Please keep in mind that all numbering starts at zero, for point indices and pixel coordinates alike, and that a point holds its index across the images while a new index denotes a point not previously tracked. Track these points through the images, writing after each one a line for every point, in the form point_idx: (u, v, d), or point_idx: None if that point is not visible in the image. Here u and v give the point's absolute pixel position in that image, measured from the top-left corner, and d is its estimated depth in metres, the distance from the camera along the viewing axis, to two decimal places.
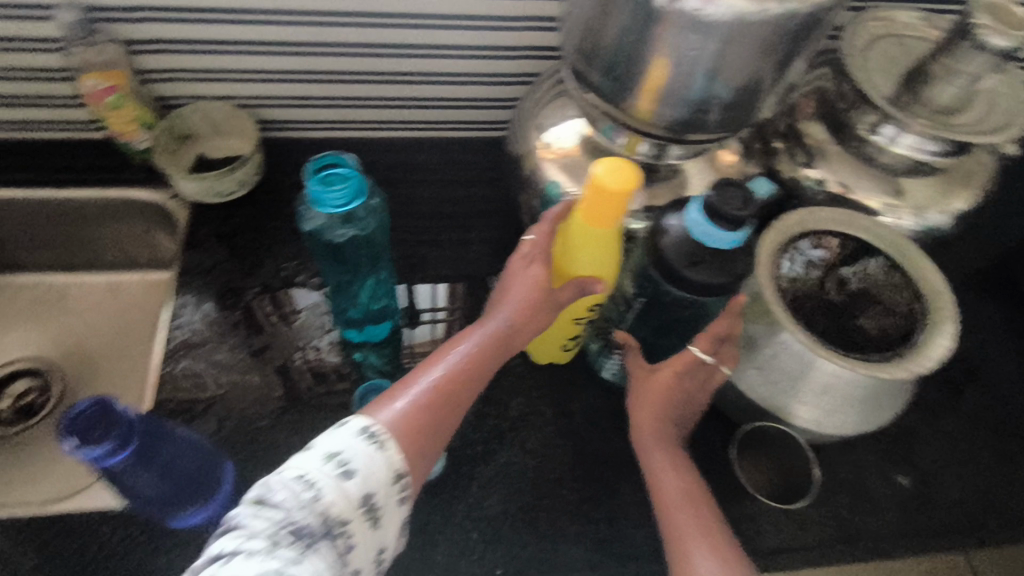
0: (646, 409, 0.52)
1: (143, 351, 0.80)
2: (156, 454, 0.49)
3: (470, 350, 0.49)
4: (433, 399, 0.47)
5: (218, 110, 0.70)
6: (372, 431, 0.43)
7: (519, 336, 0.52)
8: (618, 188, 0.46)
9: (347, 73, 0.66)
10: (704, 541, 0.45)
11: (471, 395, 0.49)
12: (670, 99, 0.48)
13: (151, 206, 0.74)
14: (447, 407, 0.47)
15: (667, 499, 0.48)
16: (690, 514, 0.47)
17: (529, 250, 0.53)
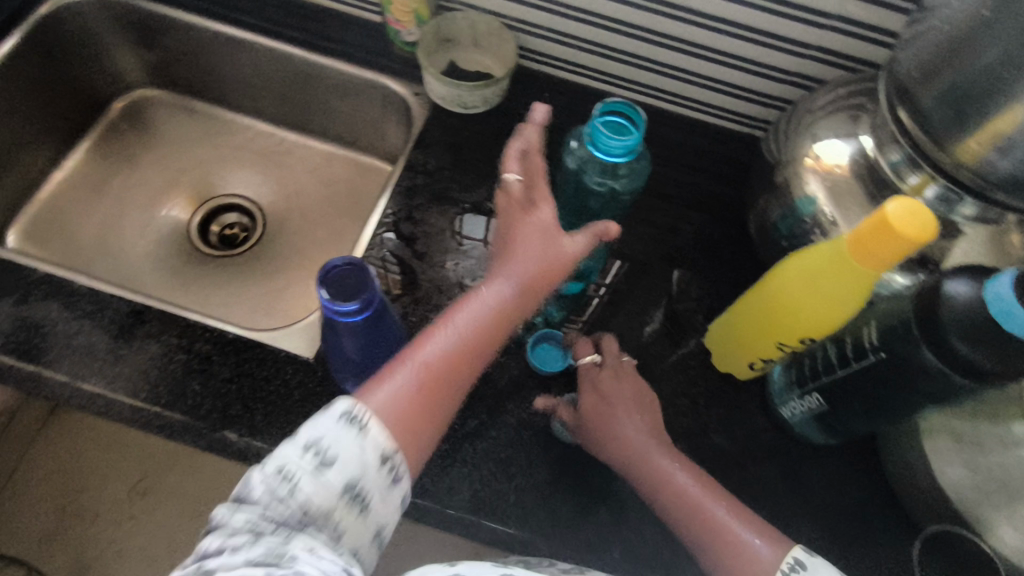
0: (620, 445, 0.52)
1: (339, 223, 0.87)
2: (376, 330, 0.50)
3: (459, 334, 0.47)
4: (438, 369, 0.46)
5: (486, 24, 0.70)
6: (353, 414, 0.41)
7: (526, 304, 0.50)
8: (904, 236, 0.40)
9: (625, 24, 0.65)
10: (738, 519, 0.48)
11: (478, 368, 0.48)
12: (1012, 151, 0.42)
13: (394, 97, 0.78)
14: (438, 390, 0.46)
15: (684, 492, 0.50)
16: (706, 529, 0.48)
17: (526, 196, 0.51)
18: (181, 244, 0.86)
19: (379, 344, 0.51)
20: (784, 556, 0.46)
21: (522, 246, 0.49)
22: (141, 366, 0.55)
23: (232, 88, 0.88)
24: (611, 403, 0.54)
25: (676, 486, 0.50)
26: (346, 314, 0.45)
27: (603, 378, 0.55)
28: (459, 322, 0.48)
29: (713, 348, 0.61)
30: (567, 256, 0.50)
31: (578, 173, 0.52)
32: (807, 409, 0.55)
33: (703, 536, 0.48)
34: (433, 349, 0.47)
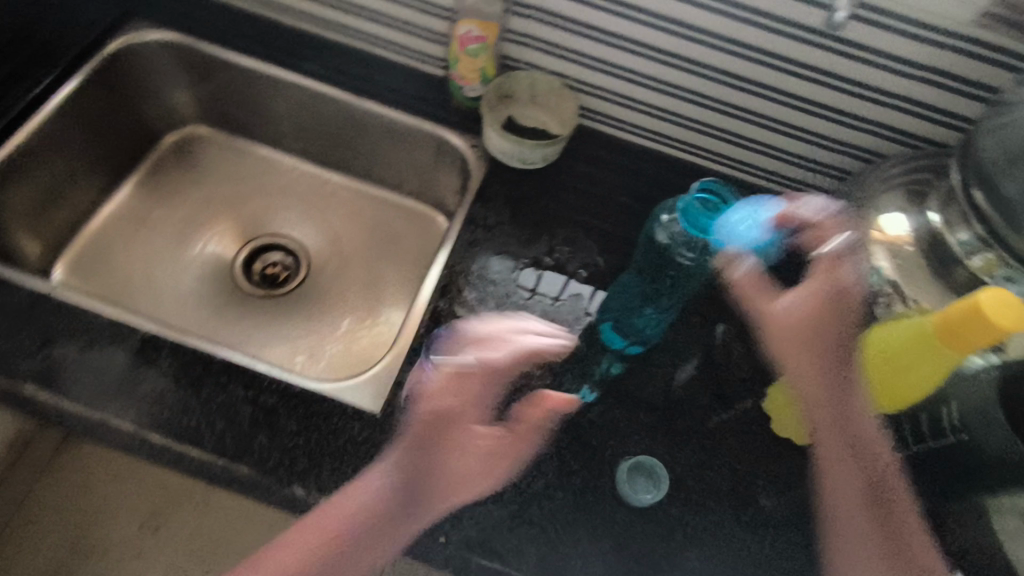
0: (811, 381, 0.52)
1: (383, 267, 0.87)
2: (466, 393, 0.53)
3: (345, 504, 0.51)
4: (382, 500, 0.51)
5: (547, 84, 0.72)
6: None
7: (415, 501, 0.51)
8: (1000, 325, 0.41)
9: (689, 92, 0.68)
10: (908, 517, 0.49)
11: (379, 552, 0.50)
12: None
13: (450, 148, 0.79)
14: (346, 539, 0.50)
15: (860, 467, 0.51)
16: (872, 543, 0.48)
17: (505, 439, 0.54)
18: (225, 282, 0.85)
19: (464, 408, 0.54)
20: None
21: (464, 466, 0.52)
22: (208, 418, 0.55)
23: (283, 130, 0.89)
24: (823, 340, 0.53)
25: (852, 473, 0.50)
26: None
27: (828, 304, 0.54)
28: (375, 487, 0.52)
29: (775, 413, 0.62)
30: (464, 474, 0.52)
31: (670, 248, 0.62)
32: None
33: (856, 545, 0.49)
34: (366, 496, 0.51)
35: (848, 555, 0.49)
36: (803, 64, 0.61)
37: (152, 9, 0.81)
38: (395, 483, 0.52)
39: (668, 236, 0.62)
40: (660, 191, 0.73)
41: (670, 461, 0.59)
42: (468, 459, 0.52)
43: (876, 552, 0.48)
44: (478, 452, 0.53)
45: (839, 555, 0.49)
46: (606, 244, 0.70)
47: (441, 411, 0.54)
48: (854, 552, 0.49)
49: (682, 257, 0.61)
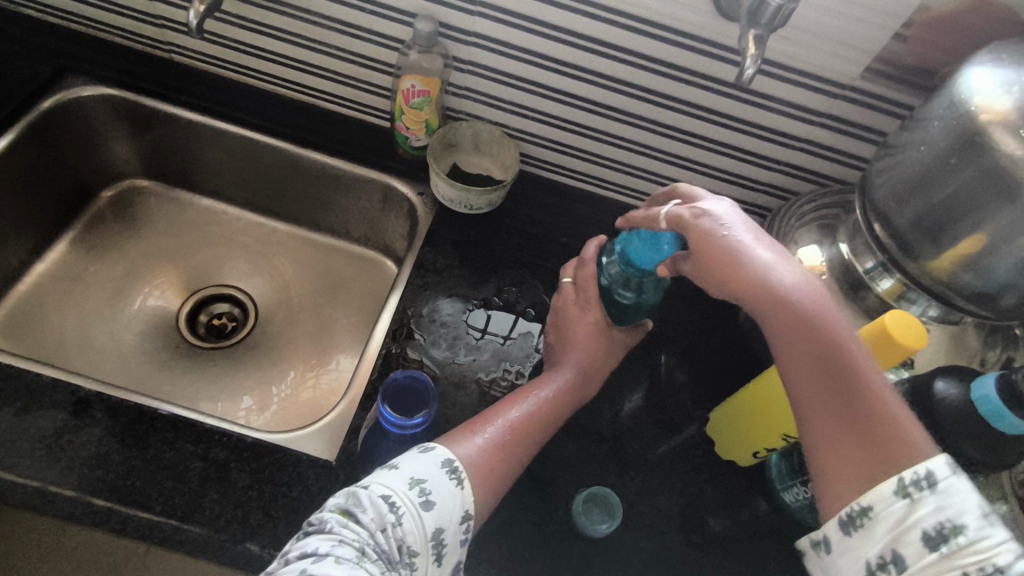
0: (742, 287, 0.50)
1: (333, 312, 0.87)
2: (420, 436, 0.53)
3: (516, 418, 0.54)
4: (555, 399, 0.57)
5: (488, 133, 0.75)
6: (453, 465, 0.48)
7: (585, 388, 0.60)
8: (901, 342, 0.46)
9: (622, 138, 0.73)
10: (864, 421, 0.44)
11: (537, 443, 0.54)
12: (974, 269, 0.50)
13: (397, 195, 0.81)
14: (517, 446, 0.52)
15: (813, 387, 0.46)
16: (837, 420, 0.44)
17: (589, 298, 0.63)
18: (168, 335, 0.83)
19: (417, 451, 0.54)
20: (915, 468, 0.41)
21: (557, 381, 0.58)
22: (155, 477, 0.53)
23: (228, 181, 0.89)
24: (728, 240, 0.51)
25: (808, 363, 0.46)
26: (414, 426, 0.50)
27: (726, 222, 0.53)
28: (520, 408, 0.55)
29: (717, 436, 0.64)
30: (574, 390, 0.59)
31: (604, 286, 0.63)
32: (810, 496, 0.59)
33: (830, 438, 0.44)
34: (544, 394, 0.56)
35: (831, 464, 0.44)
36: (721, 112, 0.67)
37: (91, 65, 0.81)
38: (583, 371, 0.59)
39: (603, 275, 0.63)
40: (599, 231, 0.78)
41: (624, 490, 0.62)
42: (592, 338, 0.61)
43: (850, 440, 0.43)
44: (596, 333, 0.62)
45: (821, 458, 0.44)
46: (551, 283, 0.73)
47: (585, 305, 0.63)
48: (837, 457, 0.44)
49: (619, 296, 0.62)
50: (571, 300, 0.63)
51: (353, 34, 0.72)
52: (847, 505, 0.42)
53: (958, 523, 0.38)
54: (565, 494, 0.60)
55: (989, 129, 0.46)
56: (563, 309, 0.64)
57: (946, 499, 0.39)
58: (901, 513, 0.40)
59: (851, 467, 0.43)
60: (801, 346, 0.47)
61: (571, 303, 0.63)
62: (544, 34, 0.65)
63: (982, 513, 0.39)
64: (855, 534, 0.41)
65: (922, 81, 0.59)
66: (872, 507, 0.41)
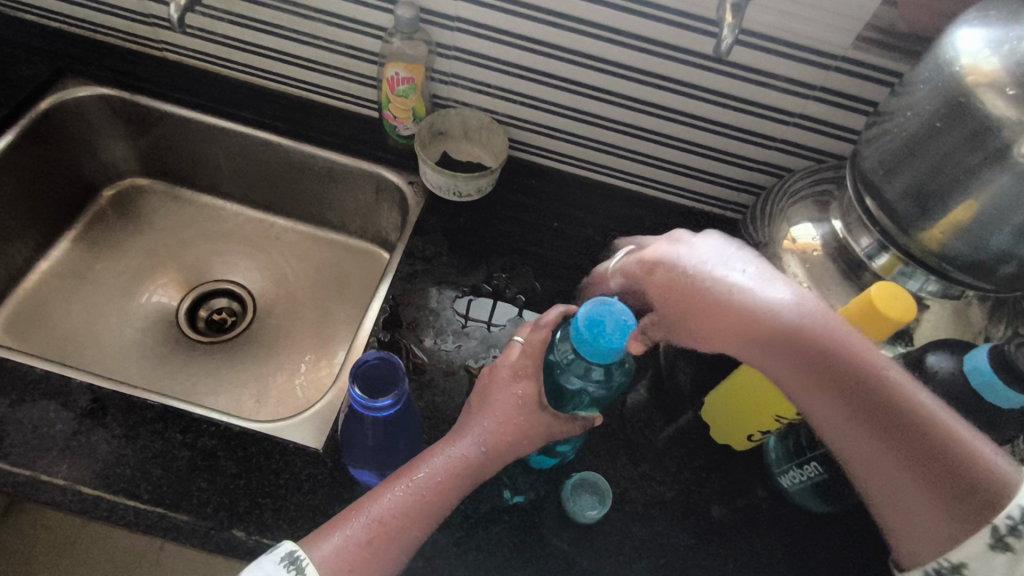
0: (737, 343, 0.48)
1: (330, 304, 0.87)
2: (400, 417, 0.51)
3: (392, 505, 0.47)
4: (448, 480, 0.49)
5: (477, 119, 0.75)
6: (294, 556, 0.45)
7: (499, 455, 0.51)
8: (887, 315, 0.44)
9: (611, 120, 0.72)
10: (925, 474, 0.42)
11: (429, 525, 0.48)
12: (966, 238, 0.48)
13: (390, 185, 0.81)
14: (393, 533, 0.47)
15: (862, 446, 0.44)
16: (902, 467, 0.43)
17: (523, 362, 0.52)
18: (168, 330, 0.84)
19: (398, 432, 0.52)
20: (1008, 506, 0.39)
21: (461, 450, 0.50)
22: (144, 466, 0.54)
23: (225, 177, 0.90)
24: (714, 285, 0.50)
25: (847, 413, 0.44)
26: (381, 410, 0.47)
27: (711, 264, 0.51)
28: (405, 488, 0.48)
29: (710, 421, 0.63)
30: (484, 460, 0.50)
31: (554, 363, 0.54)
32: (807, 479, 0.58)
33: (904, 497, 0.43)
34: (434, 472, 0.49)
35: (909, 514, 0.42)
36: (709, 89, 0.65)
37: (88, 66, 0.83)
38: (487, 450, 0.50)
39: (553, 352, 0.54)
40: (594, 216, 0.77)
41: (616, 476, 0.61)
42: (511, 409, 0.51)
43: (930, 497, 0.42)
44: (518, 408, 0.51)
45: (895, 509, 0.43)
46: (542, 269, 0.73)
47: (519, 373, 0.53)
48: (916, 509, 0.42)
49: (569, 380, 0.54)
50: (509, 357, 0.53)
51: (338, 24, 0.72)
52: (933, 561, 0.41)
53: None
54: (553, 479, 0.60)
55: (977, 91, 0.45)
56: (498, 365, 0.54)
57: None
58: (1000, 570, 0.38)
59: (929, 517, 0.41)
60: (838, 405, 0.44)
61: (508, 365, 0.53)
62: (526, 16, 0.64)
63: None
64: None
65: (915, 47, 0.57)
66: (967, 563, 0.40)
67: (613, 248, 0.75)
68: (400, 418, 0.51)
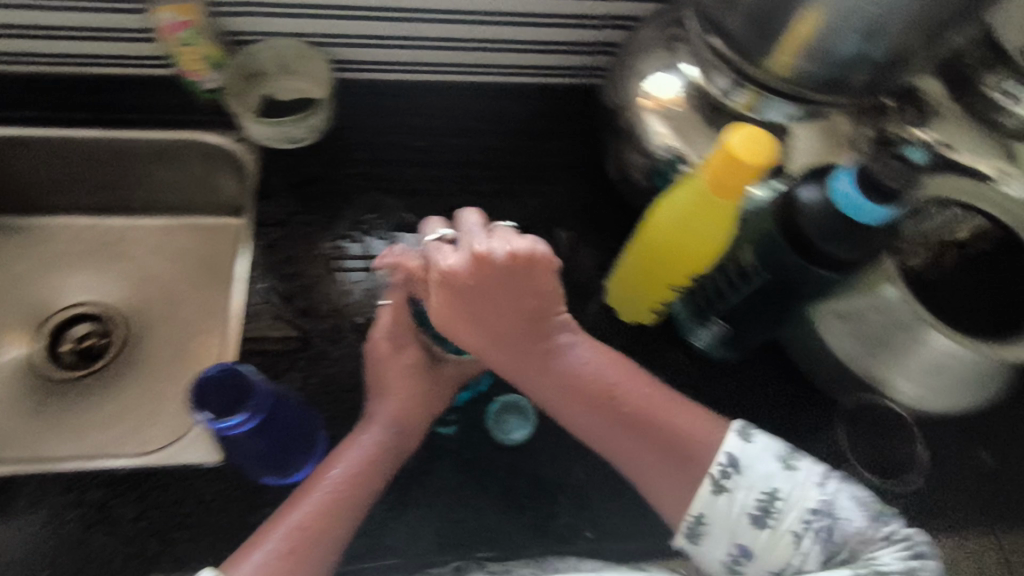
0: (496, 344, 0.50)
1: (204, 297, 0.79)
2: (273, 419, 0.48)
3: (311, 511, 0.46)
4: (367, 465, 0.50)
5: (290, 49, 0.65)
6: None
7: (407, 434, 0.52)
8: (751, 163, 0.42)
9: (436, 12, 0.63)
10: (649, 449, 0.50)
11: (359, 515, 0.48)
12: (815, 56, 0.45)
13: (218, 149, 0.71)
14: (323, 534, 0.46)
15: (601, 429, 0.51)
16: (647, 457, 0.50)
17: (396, 333, 0.54)
18: (31, 377, 0.75)
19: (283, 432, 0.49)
20: (718, 458, 0.47)
21: (365, 439, 0.51)
22: (29, 543, 0.49)
23: (32, 190, 0.77)
24: (495, 305, 0.47)
25: (598, 409, 0.51)
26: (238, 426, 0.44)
27: (493, 279, 0.46)
28: (323, 489, 0.47)
29: (616, 302, 0.61)
30: (396, 443, 0.51)
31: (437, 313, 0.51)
32: (715, 334, 0.58)
33: (644, 468, 0.50)
34: (351, 464, 0.49)
35: (662, 492, 0.50)
36: None
37: None
38: (398, 428, 0.52)
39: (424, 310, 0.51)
40: (449, 121, 0.70)
41: None
42: (407, 383, 0.53)
43: (658, 465, 0.49)
44: (412, 378, 0.54)
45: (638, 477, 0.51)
46: (408, 199, 0.66)
47: (397, 345, 0.55)
48: (655, 479, 0.50)
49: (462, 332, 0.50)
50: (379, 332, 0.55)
51: None
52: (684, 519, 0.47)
53: (771, 492, 0.45)
54: (475, 411, 0.58)
55: None
56: (374, 346, 0.55)
57: (750, 476, 0.45)
58: (725, 508, 0.46)
59: (669, 482, 0.49)
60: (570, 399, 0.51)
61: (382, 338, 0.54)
62: None
63: (781, 459, 0.46)
64: (702, 540, 0.47)
65: None
66: (703, 513, 0.46)
67: (478, 154, 0.69)
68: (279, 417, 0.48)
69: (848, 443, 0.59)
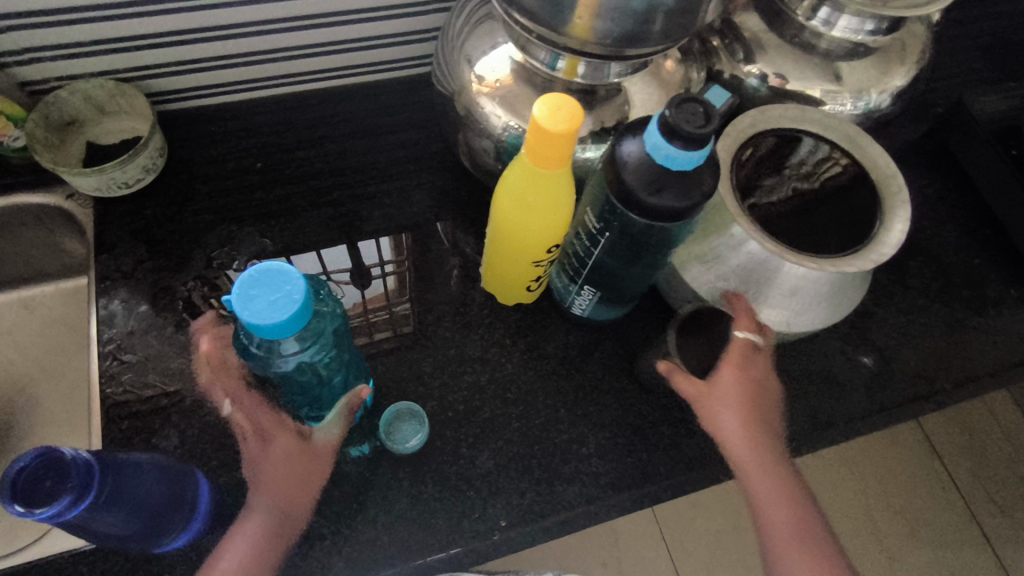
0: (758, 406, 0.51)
1: (77, 365, 0.74)
2: (121, 491, 0.43)
3: None
4: (253, 560, 0.42)
5: (99, 89, 0.61)
6: None
7: (301, 510, 0.46)
8: (559, 130, 0.41)
9: (244, 25, 0.60)
10: (793, 506, 0.48)
11: None
12: (609, 13, 0.45)
13: (49, 208, 0.66)
14: None
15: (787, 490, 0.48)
16: (789, 512, 0.47)
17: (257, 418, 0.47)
18: None
19: (141, 501, 0.44)
20: None
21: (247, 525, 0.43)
22: None
23: None
24: (766, 402, 0.52)
25: (783, 468, 0.49)
26: (66, 513, 0.38)
27: (757, 364, 0.52)
28: None
29: (494, 290, 0.61)
30: (286, 520, 0.44)
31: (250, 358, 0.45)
32: (590, 299, 0.58)
33: (783, 528, 0.47)
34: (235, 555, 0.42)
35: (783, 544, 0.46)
36: None
37: None
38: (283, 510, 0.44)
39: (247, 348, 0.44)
40: (291, 134, 0.67)
41: (428, 386, 0.59)
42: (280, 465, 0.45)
43: (803, 515, 0.48)
44: (290, 457, 0.45)
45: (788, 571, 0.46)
46: (263, 223, 0.63)
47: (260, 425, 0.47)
48: (787, 533, 0.47)
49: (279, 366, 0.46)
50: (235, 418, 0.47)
51: None
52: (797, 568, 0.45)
53: None
54: (368, 427, 0.56)
55: None
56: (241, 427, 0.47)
57: None
58: None
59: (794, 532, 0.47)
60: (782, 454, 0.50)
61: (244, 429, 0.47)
62: None
63: None
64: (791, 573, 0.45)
65: None
66: None
67: (329, 163, 0.66)
68: (122, 491, 0.42)
69: (678, 348, 0.56)
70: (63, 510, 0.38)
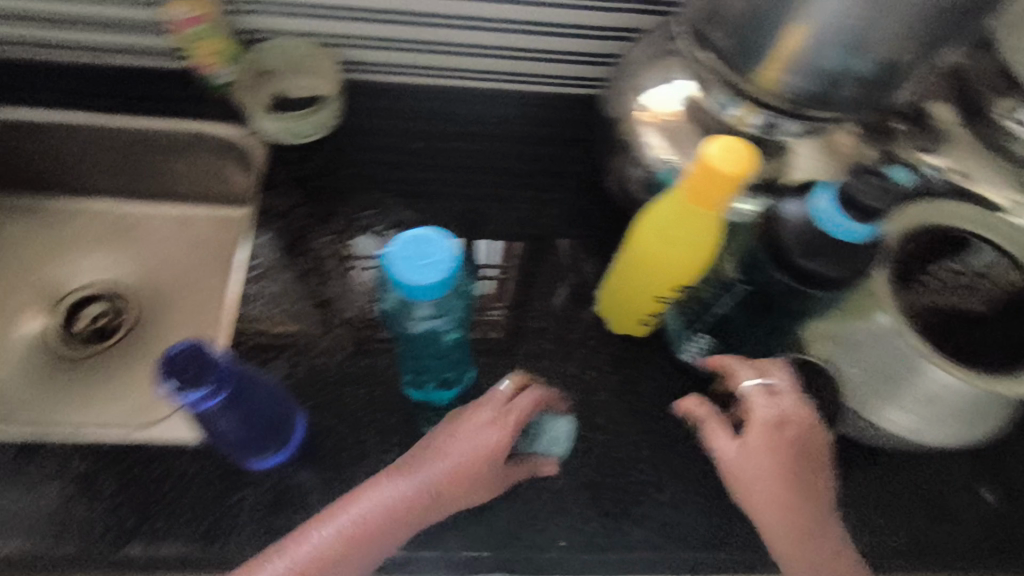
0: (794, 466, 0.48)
1: (212, 284, 0.81)
2: (246, 400, 0.47)
3: (324, 546, 0.47)
4: (379, 518, 0.48)
5: (298, 48, 0.68)
6: None
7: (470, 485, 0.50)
8: (726, 171, 0.42)
9: (439, 16, 0.65)
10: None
11: (375, 555, 0.48)
12: (798, 70, 0.44)
13: (228, 141, 0.73)
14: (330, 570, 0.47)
15: (819, 561, 0.47)
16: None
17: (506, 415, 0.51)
18: (45, 352, 0.78)
19: (257, 414, 0.49)
20: None
21: (412, 486, 0.49)
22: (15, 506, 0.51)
23: (56, 174, 0.81)
24: (807, 459, 0.49)
25: (819, 531, 0.48)
26: (203, 401, 0.43)
27: (796, 421, 0.49)
28: (328, 532, 0.48)
29: (605, 316, 0.61)
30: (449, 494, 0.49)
31: (391, 311, 0.51)
32: (703, 348, 0.57)
33: None
34: (367, 508, 0.48)
35: None
36: None
37: None
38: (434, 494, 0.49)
39: (388, 301, 0.50)
40: (450, 123, 0.71)
41: None
42: (478, 436, 0.50)
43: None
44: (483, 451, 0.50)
45: None
46: (407, 198, 0.67)
47: (493, 421, 0.51)
48: None
49: (411, 325, 0.51)
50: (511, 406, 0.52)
51: None
52: None
53: None
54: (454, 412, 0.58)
55: None
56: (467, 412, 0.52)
57: None
58: None
59: None
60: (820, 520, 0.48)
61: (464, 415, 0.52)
62: None
63: None
64: None
65: None
66: None
67: (478, 158, 0.69)
68: (245, 399, 0.47)
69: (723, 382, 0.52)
70: (201, 397, 0.43)
